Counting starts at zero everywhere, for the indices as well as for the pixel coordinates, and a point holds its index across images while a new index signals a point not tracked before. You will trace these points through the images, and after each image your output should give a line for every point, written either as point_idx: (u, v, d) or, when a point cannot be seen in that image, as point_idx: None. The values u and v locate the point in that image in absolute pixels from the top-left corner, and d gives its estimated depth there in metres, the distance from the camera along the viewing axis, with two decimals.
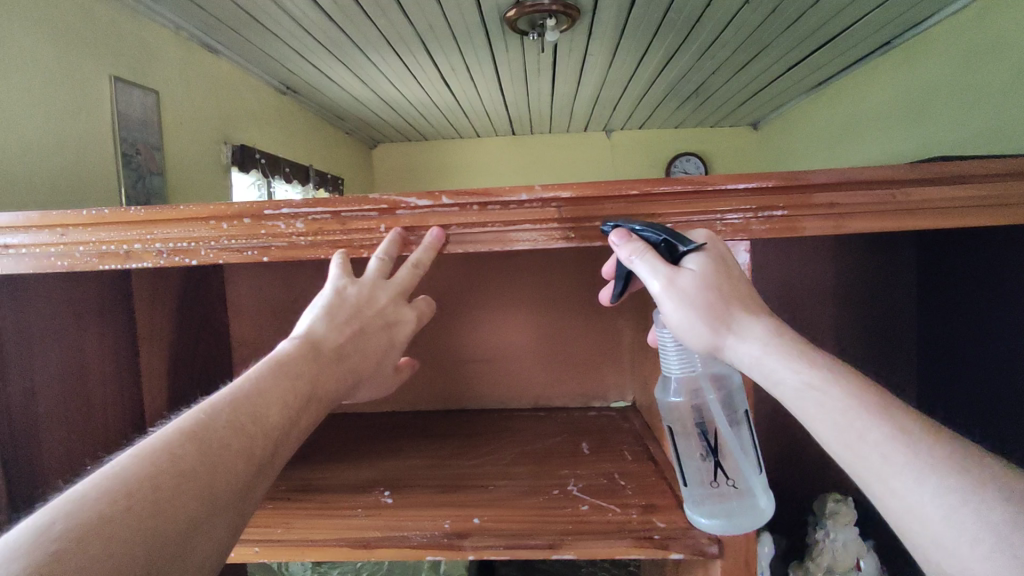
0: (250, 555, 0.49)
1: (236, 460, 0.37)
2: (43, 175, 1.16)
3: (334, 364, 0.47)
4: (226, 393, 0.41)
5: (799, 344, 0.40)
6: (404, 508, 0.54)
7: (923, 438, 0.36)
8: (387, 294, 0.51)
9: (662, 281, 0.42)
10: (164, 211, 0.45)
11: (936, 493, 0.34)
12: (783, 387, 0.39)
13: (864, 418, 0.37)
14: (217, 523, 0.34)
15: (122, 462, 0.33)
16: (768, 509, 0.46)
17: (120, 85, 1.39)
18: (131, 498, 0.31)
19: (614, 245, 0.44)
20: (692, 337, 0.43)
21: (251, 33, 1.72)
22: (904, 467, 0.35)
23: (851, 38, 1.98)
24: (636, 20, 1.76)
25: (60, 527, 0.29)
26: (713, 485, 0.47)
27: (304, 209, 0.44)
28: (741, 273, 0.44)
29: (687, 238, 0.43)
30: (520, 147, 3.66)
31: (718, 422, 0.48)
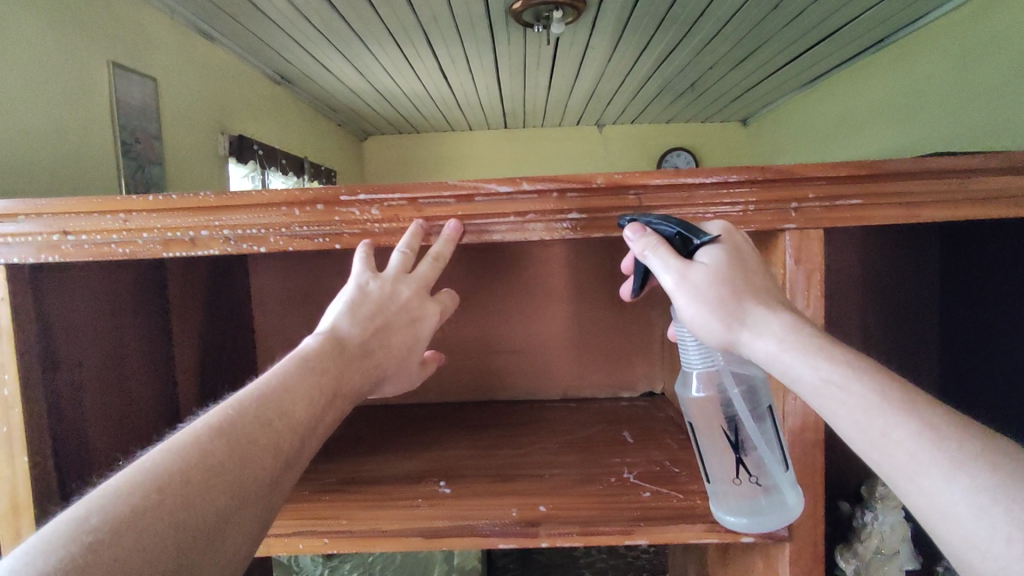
0: (319, 547, 0.48)
1: (263, 455, 0.37)
2: (44, 163, 1.12)
3: (357, 362, 0.45)
4: (256, 386, 0.40)
5: (818, 338, 0.39)
6: (464, 498, 0.54)
7: (951, 435, 0.34)
8: (409, 288, 0.49)
9: (675, 276, 0.42)
10: (234, 197, 0.44)
11: (967, 492, 0.32)
12: (801, 384, 0.38)
13: (889, 415, 0.35)
14: (245, 516, 0.34)
15: (155, 456, 0.34)
16: (795, 506, 0.45)
17: (120, 71, 1.35)
18: (161, 492, 0.31)
19: (628, 239, 0.44)
20: (707, 333, 0.42)
21: (251, 21, 1.68)
22: (932, 466, 0.33)
23: (846, 35, 2.01)
24: (640, 14, 1.77)
25: (96, 520, 0.29)
26: (736, 482, 0.47)
27: (381, 195, 0.44)
28: (758, 265, 0.43)
29: (700, 232, 0.43)
30: (511, 140, 3.65)
31: (740, 417, 0.47)
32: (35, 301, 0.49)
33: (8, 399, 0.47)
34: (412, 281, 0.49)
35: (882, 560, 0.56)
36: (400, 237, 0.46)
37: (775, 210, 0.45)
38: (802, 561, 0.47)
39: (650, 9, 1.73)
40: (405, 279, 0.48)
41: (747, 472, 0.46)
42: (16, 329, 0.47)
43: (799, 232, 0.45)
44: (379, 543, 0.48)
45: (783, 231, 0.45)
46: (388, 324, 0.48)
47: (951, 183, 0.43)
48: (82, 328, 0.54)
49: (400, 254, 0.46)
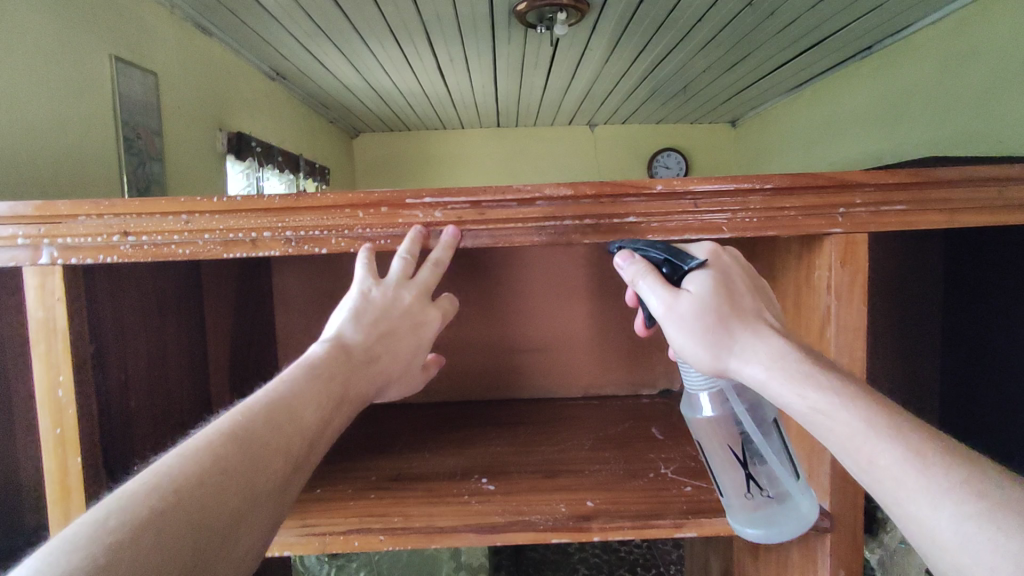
0: (375, 543, 0.49)
1: (273, 459, 0.36)
2: (46, 159, 1.10)
3: (363, 367, 0.46)
4: (263, 393, 0.39)
5: (802, 364, 0.41)
6: (510, 494, 0.55)
7: (938, 459, 0.35)
8: (411, 293, 0.48)
9: (662, 305, 0.44)
10: (298, 199, 0.44)
11: (954, 517, 0.33)
12: (790, 409, 0.40)
13: (875, 440, 0.36)
14: (259, 516, 0.33)
15: (168, 460, 0.32)
16: (811, 514, 0.46)
17: (122, 66, 1.33)
18: (179, 493, 0.30)
19: (620, 266, 0.47)
20: (696, 360, 0.45)
21: (250, 16, 1.66)
22: (917, 492, 0.34)
23: (838, 41, 2.06)
24: (641, 17, 1.79)
25: (116, 522, 0.28)
26: (747, 497, 0.48)
27: (445, 198, 0.45)
28: (743, 290, 0.46)
29: (687, 257, 0.45)
30: (502, 139, 3.65)
31: (748, 434, 0.48)
32: (87, 300, 0.49)
33: (62, 400, 0.46)
34: (414, 286, 0.48)
35: (907, 548, 0.58)
36: (398, 242, 0.47)
37: (824, 215, 0.46)
38: (843, 551, 0.48)
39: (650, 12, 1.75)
40: (407, 285, 0.48)
41: (759, 485, 0.48)
42: (71, 329, 0.47)
43: (844, 235, 0.47)
44: (437, 539, 0.48)
45: (829, 234, 0.47)
46: (391, 330, 0.48)
47: (993, 190, 0.45)
48: (124, 328, 0.54)
49: (399, 260, 0.47)
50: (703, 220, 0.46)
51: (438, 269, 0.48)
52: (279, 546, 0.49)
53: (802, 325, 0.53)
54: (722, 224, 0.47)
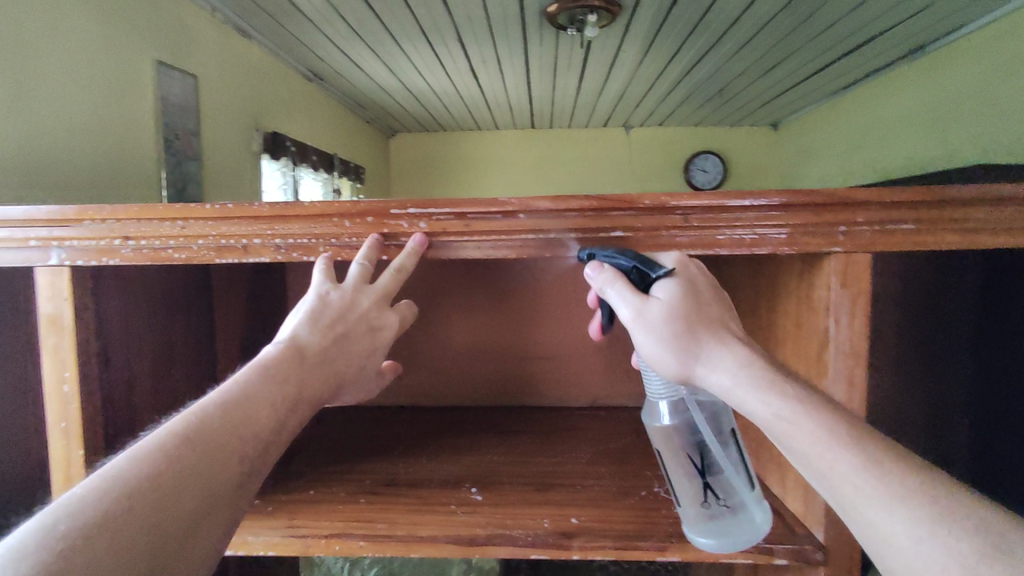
0: (356, 549, 0.49)
1: (230, 460, 0.38)
2: (88, 160, 1.16)
3: (320, 369, 0.46)
4: (216, 395, 0.41)
5: (769, 373, 0.42)
6: (496, 506, 0.54)
7: (893, 468, 0.36)
8: (369, 298, 0.50)
9: (632, 311, 0.44)
10: (288, 208, 0.45)
11: (909, 523, 0.34)
12: (757, 417, 0.41)
13: (833, 449, 0.38)
14: (215, 517, 0.36)
15: (119, 462, 0.34)
16: (764, 524, 0.47)
17: (163, 69, 1.39)
18: (130, 499, 0.32)
19: (589, 276, 0.45)
20: (664, 366, 0.45)
21: (287, 20, 1.71)
22: (875, 498, 0.36)
23: (885, 42, 1.97)
24: (675, 18, 1.75)
25: (64, 528, 0.30)
26: (704, 505, 0.48)
27: (430, 209, 0.45)
28: (709, 298, 0.46)
29: (655, 265, 0.44)
30: (537, 141, 3.64)
31: (706, 442, 0.49)
32: (94, 299, 0.51)
33: (67, 395, 0.49)
34: (374, 291, 0.50)
35: None
36: (358, 248, 0.47)
37: (824, 233, 0.44)
38: None
39: (685, 13, 1.71)
40: (365, 290, 0.49)
41: (716, 495, 0.48)
42: (77, 329, 0.49)
43: (845, 255, 0.44)
44: (415, 547, 0.48)
45: (829, 253, 0.45)
46: (349, 332, 0.49)
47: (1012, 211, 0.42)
48: (132, 326, 0.56)
49: (359, 266, 0.47)
50: (693, 237, 0.45)
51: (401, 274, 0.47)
52: (263, 545, 0.50)
53: (801, 348, 0.50)
54: (714, 241, 0.45)
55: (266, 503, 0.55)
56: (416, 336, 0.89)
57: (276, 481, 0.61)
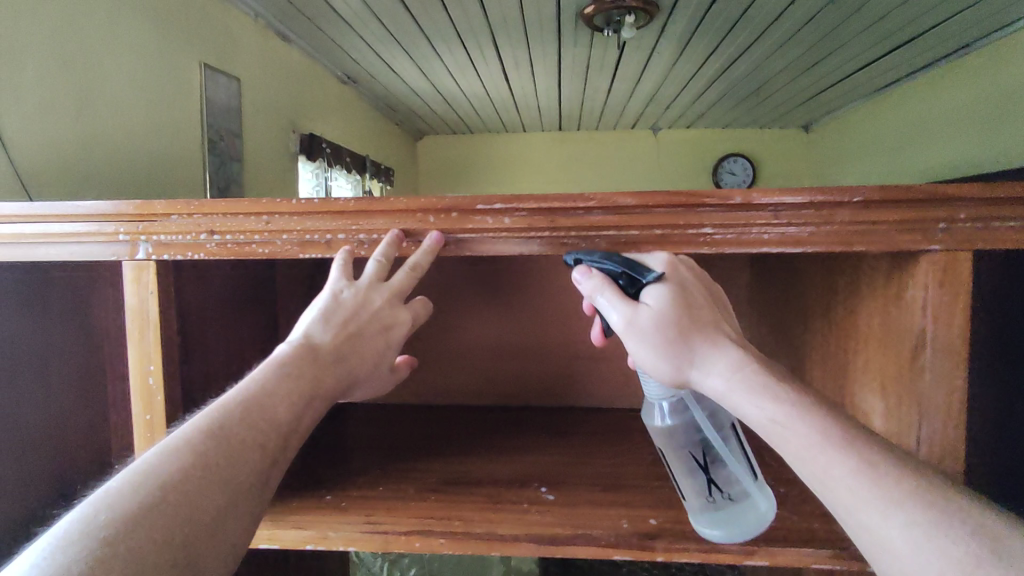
0: (435, 546, 0.49)
1: (252, 452, 0.40)
2: (138, 159, 1.18)
3: (332, 367, 0.47)
4: (238, 390, 0.43)
5: (761, 376, 0.43)
6: (569, 505, 0.54)
7: (889, 472, 0.37)
8: (382, 297, 0.50)
9: (623, 318, 0.45)
10: (374, 203, 0.45)
11: (906, 526, 0.35)
12: (751, 419, 0.42)
13: (831, 452, 0.38)
14: (242, 506, 0.38)
15: (151, 457, 0.37)
16: (768, 511, 0.49)
17: (209, 73, 1.41)
18: (163, 490, 0.35)
19: (577, 281, 0.47)
20: (658, 370, 0.46)
21: (327, 23, 1.73)
22: (871, 502, 0.36)
23: (928, 39, 1.93)
24: (715, 16, 1.73)
25: (104, 517, 0.33)
26: (709, 499, 0.50)
27: (517, 204, 0.44)
28: (700, 300, 0.46)
29: (644, 269, 0.45)
30: (564, 143, 3.64)
31: (708, 439, 0.53)
32: (177, 293, 0.52)
33: (152, 387, 0.50)
34: (387, 290, 0.51)
35: None
36: (377, 243, 0.47)
37: (920, 230, 0.43)
38: None
39: (724, 11, 1.69)
40: (379, 287, 0.50)
41: (720, 488, 0.51)
42: (161, 321, 0.50)
43: (943, 253, 0.43)
44: (496, 545, 0.48)
45: (926, 251, 0.44)
46: (361, 331, 0.49)
47: None
48: (206, 321, 0.57)
49: (377, 262, 0.48)
50: (781, 234, 0.44)
51: (416, 272, 0.48)
52: (344, 541, 0.49)
53: (891, 348, 0.49)
54: (802, 238, 0.44)
55: (338, 500, 0.56)
56: (466, 336, 0.90)
57: (343, 478, 0.62)
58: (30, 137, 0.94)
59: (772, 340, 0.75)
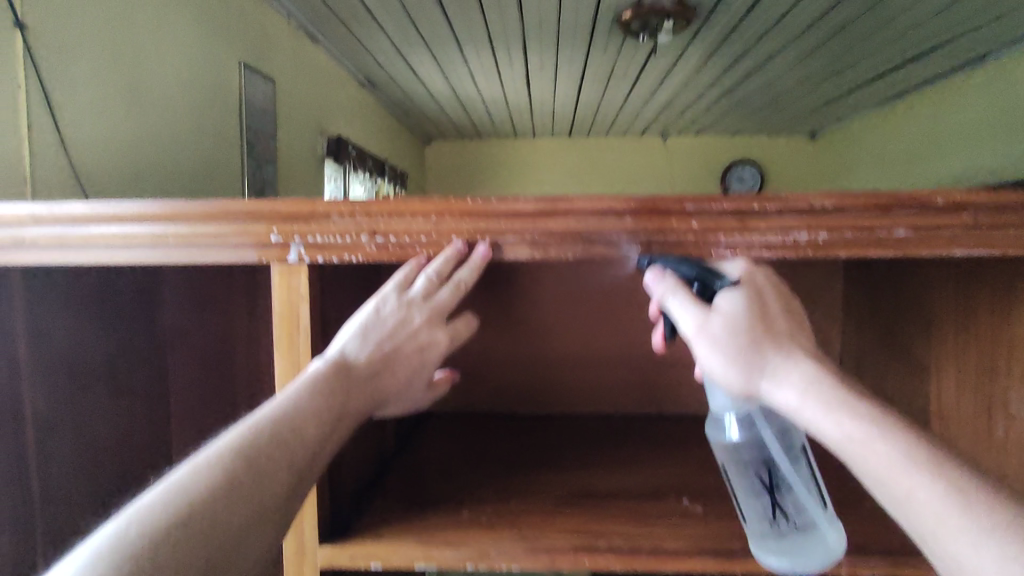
0: (606, 562, 0.47)
1: (278, 472, 0.40)
2: (185, 161, 1.15)
3: (364, 384, 0.47)
4: (271, 407, 0.43)
5: (836, 391, 0.41)
6: (722, 518, 0.53)
7: (974, 495, 0.35)
8: (423, 314, 0.49)
9: (695, 323, 0.46)
10: (556, 202, 0.43)
11: (998, 556, 0.33)
12: (824, 437, 0.41)
13: (912, 474, 0.37)
14: (263, 527, 0.38)
15: (185, 471, 0.37)
16: (838, 547, 0.46)
17: (248, 72, 1.38)
18: (190, 509, 0.35)
19: (650, 283, 0.47)
20: (727, 380, 0.46)
21: (359, 26, 1.71)
22: (957, 527, 0.35)
23: (946, 50, 1.96)
24: (748, 25, 1.74)
25: (131, 533, 0.33)
26: (772, 524, 0.47)
27: (707, 204, 0.42)
28: (776, 311, 0.46)
29: (719, 275, 0.45)
30: (571, 149, 3.65)
31: (774, 459, 0.48)
32: (321, 299, 0.50)
33: None
34: (427, 308, 0.49)
35: None
36: (433, 259, 0.48)
37: None
38: None
39: (758, 19, 1.70)
40: (422, 306, 0.48)
41: (785, 514, 0.47)
42: (312, 328, 0.49)
43: None
44: (671, 562, 0.46)
45: None
46: (397, 350, 0.49)
47: None
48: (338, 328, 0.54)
49: (426, 279, 0.48)
50: (984, 239, 0.42)
51: (458, 290, 0.47)
52: (506, 558, 0.47)
53: None
54: (996, 244, 0.42)
55: (478, 517, 0.53)
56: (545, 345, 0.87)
57: (468, 492, 0.59)
58: (88, 136, 0.90)
59: (879, 345, 0.74)
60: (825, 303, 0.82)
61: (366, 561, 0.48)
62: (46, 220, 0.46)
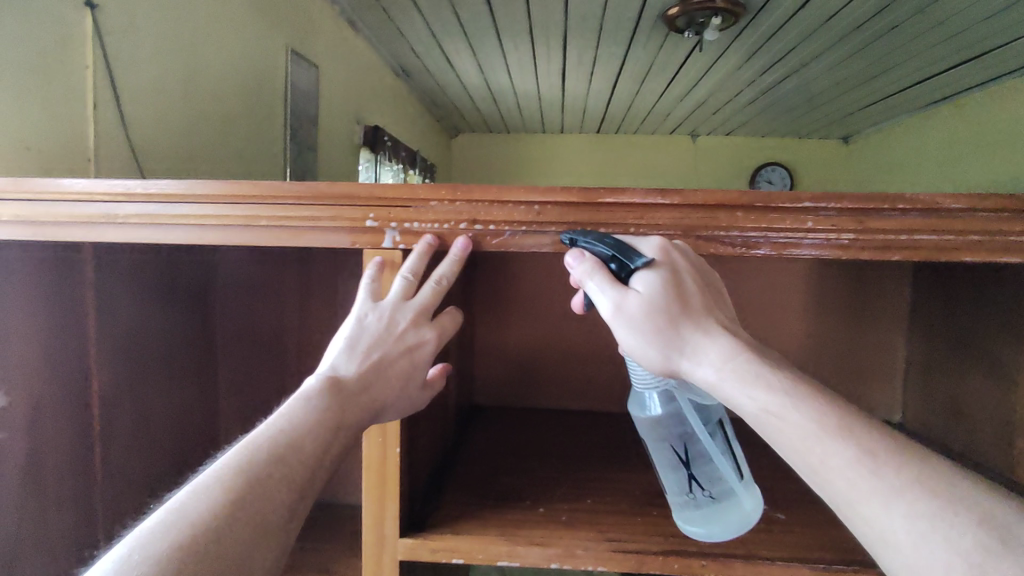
0: (695, 569, 0.45)
1: (280, 488, 0.36)
2: (234, 145, 1.14)
3: (358, 398, 0.43)
4: (266, 427, 0.39)
5: (754, 364, 0.39)
6: (808, 526, 0.52)
7: (885, 458, 0.34)
8: (407, 316, 0.45)
9: (611, 306, 0.42)
10: (668, 194, 0.41)
11: (907, 517, 0.33)
12: (743, 411, 0.38)
13: (825, 442, 0.35)
14: (269, 546, 0.34)
15: (182, 498, 0.33)
16: (752, 512, 0.49)
17: (293, 57, 1.37)
18: (195, 532, 0.31)
19: (570, 266, 0.43)
20: (647, 360, 0.43)
21: (400, 14, 1.70)
22: (870, 492, 0.34)
23: (997, 57, 1.91)
24: (795, 24, 1.71)
25: (136, 560, 0.29)
26: (690, 494, 0.51)
27: (827, 203, 0.40)
28: (698, 284, 0.42)
29: (634, 253, 0.41)
30: (598, 146, 3.63)
31: (694, 435, 0.52)
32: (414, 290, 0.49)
33: None
34: (411, 308, 0.46)
35: None
36: (407, 258, 0.46)
37: None
38: None
39: (807, 19, 1.67)
40: (403, 308, 0.45)
41: (700, 485, 0.51)
42: None
43: None
44: (763, 570, 0.45)
45: None
46: (386, 357, 0.45)
47: None
48: None
49: (402, 281, 0.46)
50: None
51: (442, 287, 0.46)
52: (593, 560, 0.46)
53: None
54: None
55: (555, 514, 0.53)
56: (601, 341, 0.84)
57: (540, 488, 0.58)
58: (147, 118, 0.90)
59: (943, 354, 0.69)
60: (887, 310, 0.78)
61: (449, 556, 0.47)
62: (137, 195, 0.45)
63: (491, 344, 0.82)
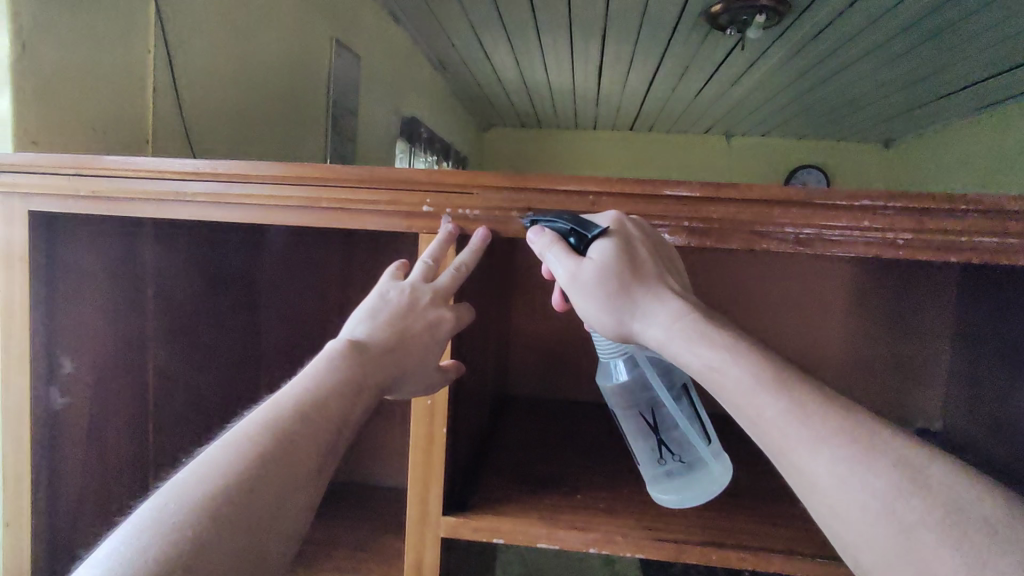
0: (732, 560, 0.46)
1: (308, 444, 0.37)
2: (279, 132, 1.16)
3: (380, 360, 0.44)
4: (291, 386, 0.40)
5: (700, 323, 0.39)
6: None
7: (816, 406, 0.34)
8: (428, 294, 0.46)
9: (566, 274, 0.42)
10: (720, 187, 0.42)
11: (831, 461, 0.32)
12: (690, 368, 0.38)
13: (761, 393, 0.35)
14: (297, 499, 0.35)
15: (214, 451, 0.35)
16: (722, 476, 0.49)
17: (336, 47, 1.39)
18: (227, 483, 0.33)
19: (531, 242, 0.44)
20: (602, 326, 0.43)
21: (441, 7, 1.71)
22: (798, 439, 0.33)
23: None
24: (841, 24, 1.67)
25: (173, 508, 0.31)
26: (661, 463, 0.50)
27: (883, 202, 0.41)
28: (654, 251, 0.42)
29: (592, 224, 0.42)
30: (630, 144, 3.61)
31: (659, 401, 0.51)
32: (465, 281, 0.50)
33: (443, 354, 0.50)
34: (433, 289, 0.46)
35: None
36: (428, 244, 0.47)
37: None
38: None
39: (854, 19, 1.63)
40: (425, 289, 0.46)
41: (672, 452, 0.50)
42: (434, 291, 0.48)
43: None
44: (802, 567, 0.45)
45: None
46: (403, 330, 0.45)
47: None
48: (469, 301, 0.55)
49: (422, 265, 0.47)
50: None
51: (461, 274, 0.46)
52: (630, 547, 0.47)
53: None
54: None
55: (593, 501, 0.53)
56: None
57: (575, 476, 0.59)
58: (200, 102, 0.93)
59: (988, 365, 0.68)
60: (934, 312, 0.76)
61: (489, 536, 0.49)
62: (205, 174, 0.47)
63: (526, 334, 0.83)
